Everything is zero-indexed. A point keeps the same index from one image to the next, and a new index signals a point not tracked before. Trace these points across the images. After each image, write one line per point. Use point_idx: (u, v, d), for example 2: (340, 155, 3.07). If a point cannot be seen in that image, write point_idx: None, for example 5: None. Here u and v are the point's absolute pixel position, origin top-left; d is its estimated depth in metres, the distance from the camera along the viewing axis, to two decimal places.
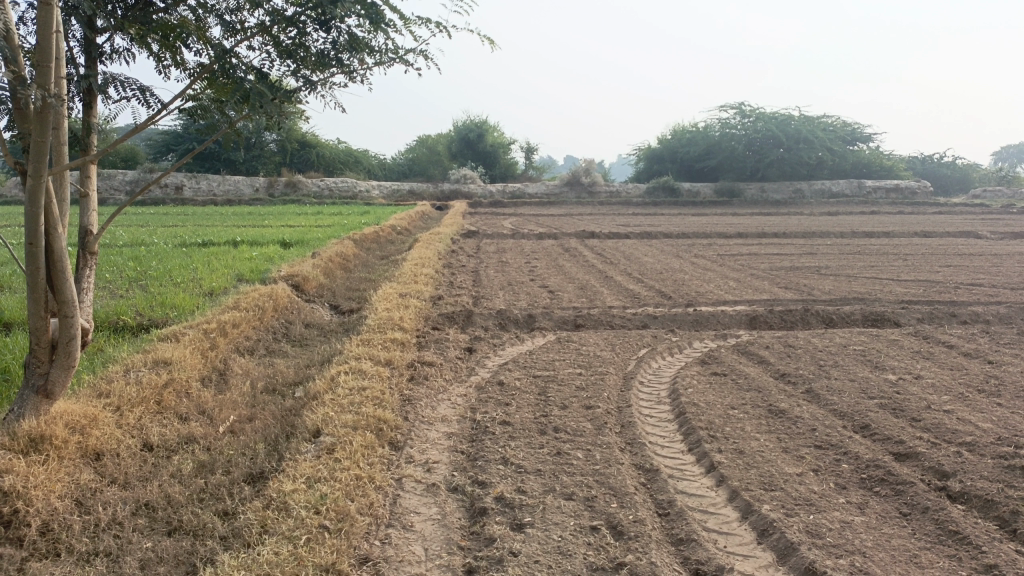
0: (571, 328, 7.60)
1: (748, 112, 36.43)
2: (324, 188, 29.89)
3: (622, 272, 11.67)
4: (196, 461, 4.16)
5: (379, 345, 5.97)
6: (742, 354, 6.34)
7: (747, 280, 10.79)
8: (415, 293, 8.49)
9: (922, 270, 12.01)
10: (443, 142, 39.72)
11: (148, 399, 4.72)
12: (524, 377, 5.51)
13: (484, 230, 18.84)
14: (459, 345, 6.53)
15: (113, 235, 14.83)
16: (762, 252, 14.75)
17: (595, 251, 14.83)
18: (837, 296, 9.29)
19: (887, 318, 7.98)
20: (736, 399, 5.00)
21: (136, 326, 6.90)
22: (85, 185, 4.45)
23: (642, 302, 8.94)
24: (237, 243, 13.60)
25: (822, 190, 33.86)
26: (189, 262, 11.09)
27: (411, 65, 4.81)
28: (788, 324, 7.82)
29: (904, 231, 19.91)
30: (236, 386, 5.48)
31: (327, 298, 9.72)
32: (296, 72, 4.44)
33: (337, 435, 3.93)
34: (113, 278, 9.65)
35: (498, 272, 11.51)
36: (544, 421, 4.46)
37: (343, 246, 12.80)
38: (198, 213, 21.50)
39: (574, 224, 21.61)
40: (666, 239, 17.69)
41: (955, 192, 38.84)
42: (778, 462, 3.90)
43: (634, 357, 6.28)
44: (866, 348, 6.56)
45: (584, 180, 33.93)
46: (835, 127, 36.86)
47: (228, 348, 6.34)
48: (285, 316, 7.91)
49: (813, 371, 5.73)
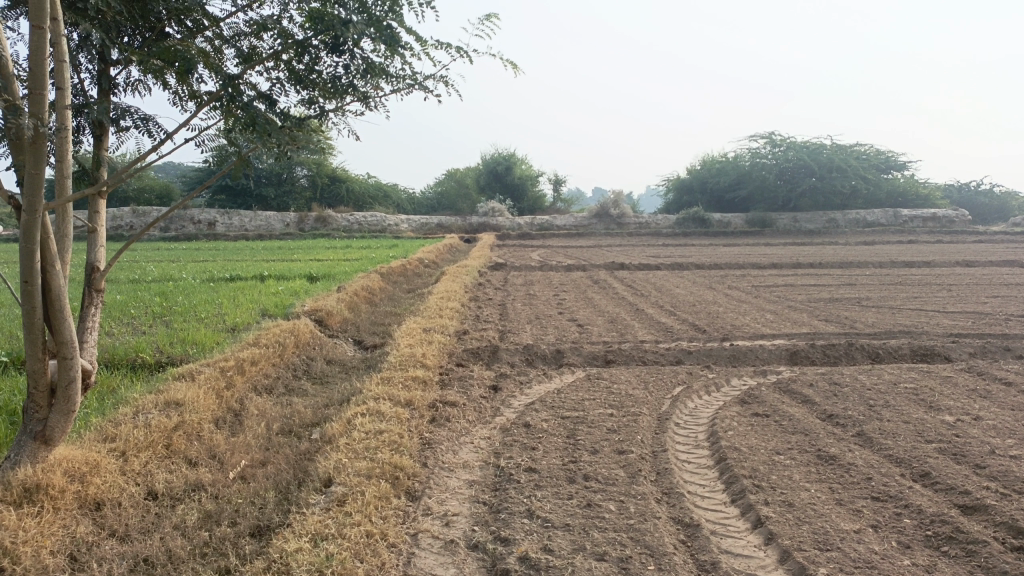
0: (601, 364, 7.28)
1: (778, 142, 36.08)
2: (354, 222, 30.02)
3: (654, 304, 11.34)
4: (201, 511, 3.92)
5: (399, 384, 5.71)
6: (785, 392, 5.97)
7: (784, 312, 10.39)
8: (439, 328, 8.24)
9: (969, 301, 11.49)
10: (471, 175, 39.88)
11: (156, 443, 4.49)
12: (552, 417, 5.20)
13: (512, 262, 18.63)
14: (485, 383, 6.24)
15: (143, 270, 14.89)
16: (798, 283, 14.32)
17: (626, 283, 14.51)
18: (881, 329, 8.85)
19: (937, 353, 7.53)
20: (780, 443, 4.63)
21: (154, 364, 6.74)
22: (93, 219, 4.34)
23: (675, 336, 8.59)
24: (264, 278, 13.51)
25: (857, 220, 33.18)
26: (215, 297, 10.99)
27: (430, 92, 4.64)
28: (831, 359, 7.42)
29: (944, 260, 19.30)
30: (250, 428, 5.24)
31: (351, 333, 9.52)
32: (309, 99, 4.27)
33: (349, 484, 3.66)
34: (138, 314, 9.56)
35: (526, 305, 11.25)
36: (573, 468, 4.13)
37: (369, 280, 12.65)
38: (229, 248, 21.65)
39: (603, 255, 21.32)
40: (698, 270, 17.31)
41: (994, 220, 37.92)
42: (832, 517, 3.53)
43: (669, 395, 5.93)
44: (918, 386, 6.14)
45: (613, 212, 33.70)
46: (868, 156, 36.29)
47: (245, 387, 6.13)
48: (306, 352, 7.70)
49: (863, 412, 5.33)
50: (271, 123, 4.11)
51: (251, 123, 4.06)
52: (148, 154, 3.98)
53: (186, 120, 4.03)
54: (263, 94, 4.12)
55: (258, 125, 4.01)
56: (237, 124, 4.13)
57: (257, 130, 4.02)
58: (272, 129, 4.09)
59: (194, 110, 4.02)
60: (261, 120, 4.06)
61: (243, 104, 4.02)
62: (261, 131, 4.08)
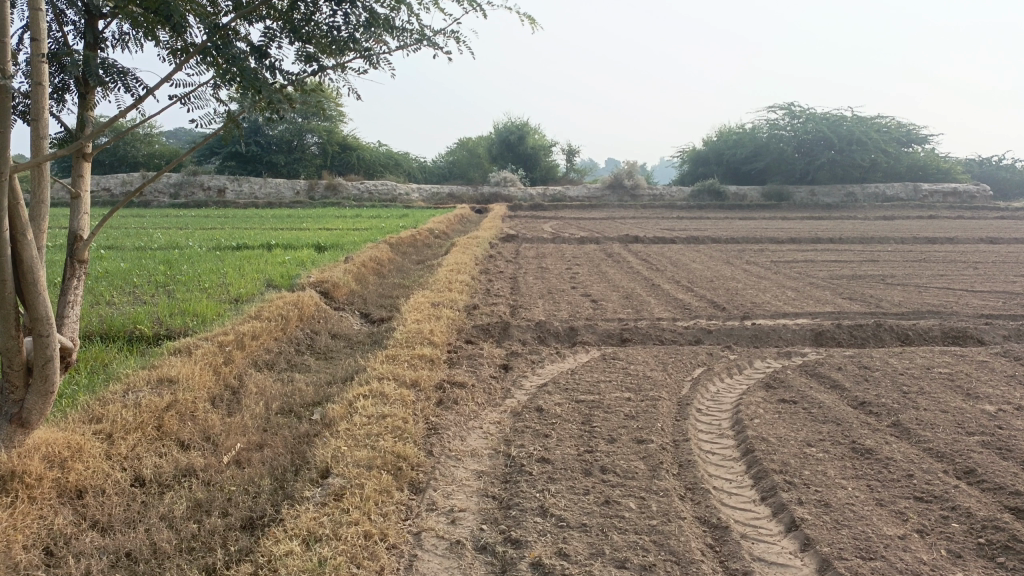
0: (617, 343, 6.96)
1: (797, 113, 35.32)
2: (364, 191, 29.65)
3: (670, 280, 10.98)
4: (191, 499, 3.67)
5: (405, 362, 5.42)
6: (812, 377, 5.65)
7: (806, 289, 10.01)
8: (448, 303, 7.93)
9: (996, 280, 11.07)
10: (483, 144, 39.34)
11: (146, 424, 4.25)
12: (567, 401, 4.89)
13: (523, 234, 18.27)
14: (494, 363, 5.94)
15: (150, 237, 14.64)
16: (819, 258, 13.91)
17: (641, 256, 14.14)
18: (909, 309, 8.48)
19: (969, 335, 7.16)
20: (811, 434, 4.31)
21: (152, 337, 6.48)
22: (76, 185, 4.06)
23: (693, 313, 8.26)
24: (272, 247, 13.22)
25: (876, 193, 32.50)
26: (220, 266, 10.73)
27: (441, 48, 4.31)
28: (858, 340, 7.07)
29: (968, 237, 18.79)
30: (247, 408, 4.97)
31: (357, 305, 9.24)
32: (307, 56, 3.92)
33: (348, 475, 3.39)
34: (139, 283, 9.29)
35: (538, 279, 10.92)
36: (590, 459, 3.84)
37: (378, 250, 12.34)
38: (238, 215, 21.35)
39: (617, 228, 20.93)
40: (714, 244, 16.89)
41: (1015, 196, 37.16)
42: (875, 521, 3.22)
43: (689, 378, 5.62)
44: (953, 372, 5.79)
45: (626, 184, 33.15)
46: (889, 128, 35.46)
47: (244, 363, 5.85)
48: (311, 325, 7.42)
49: (897, 400, 5.00)
50: (263, 79, 3.75)
51: (240, 78, 3.70)
52: (128, 111, 3.64)
53: (169, 75, 3.66)
54: (254, 47, 3.76)
55: (248, 81, 3.64)
56: (225, 82, 3.76)
57: (247, 87, 3.65)
58: (263, 85, 3.73)
59: (177, 64, 3.66)
60: (250, 73, 3.69)
61: (230, 56, 3.64)
62: (252, 89, 3.71)
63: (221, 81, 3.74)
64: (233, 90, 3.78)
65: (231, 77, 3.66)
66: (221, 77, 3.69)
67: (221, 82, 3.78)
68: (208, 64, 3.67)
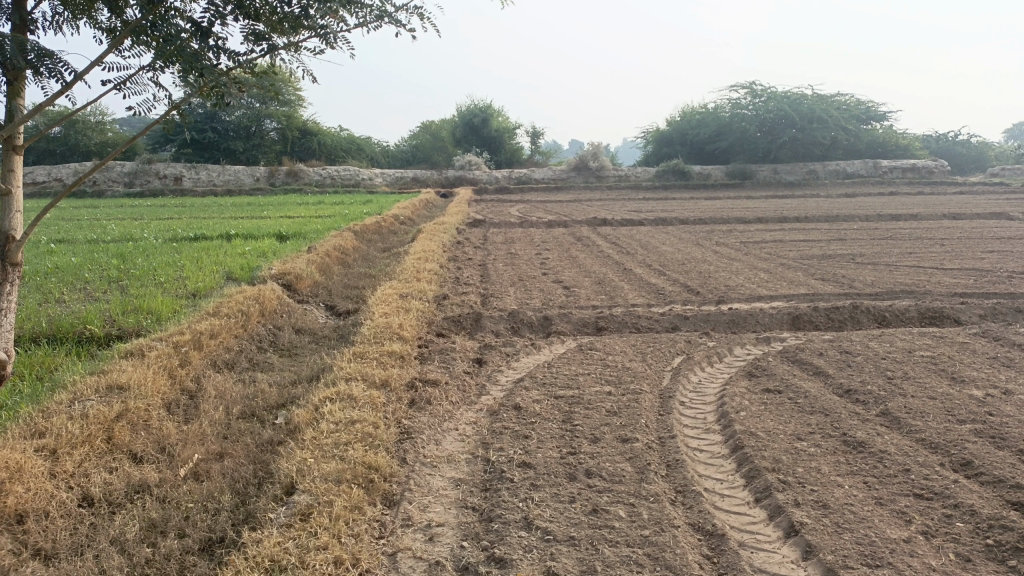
0: (593, 332, 6.76)
1: (759, 93, 35.47)
2: (327, 176, 29.06)
3: (642, 263, 10.81)
4: (144, 518, 3.38)
5: (374, 360, 5.15)
6: (795, 364, 5.51)
7: (779, 271, 9.92)
8: (417, 294, 7.65)
9: (964, 256, 11.11)
10: (447, 127, 38.87)
11: (93, 437, 3.94)
12: (545, 398, 4.67)
13: (490, 219, 17.98)
14: (468, 358, 5.70)
15: (104, 229, 14.09)
16: (787, 238, 13.88)
17: (611, 240, 13.97)
18: (882, 289, 8.42)
19: (946, 315, 7.10)
20: (800, 427, 4.15)
21: (103, 337, 6.12)
22: (8, 178, 3.70)
23: (668, 299, 8.09)
24: (231, 237, 12.78)
25: (838, 171, 32.82)
26: (177, 258, 10.29)
27: (403, 25, 4.02)
28: (836, 323, 6.96)
29: (930, 213, 18.97)
30: (206, 413, 4.67)
31: (322, 298, 8.91)
32: (255, 35, 3.60)
33: (315, 491, 3.13)
34: (91, 278, 8.84)
35: (507, 265, 10.68)
36: (574, 462, 3.63)
37: (342, 239, 12.00)
38: (197, 205, 20.75)
39: (584, 210, 20.75)
40: (682, 226, 16.81)
41: (971, 171, 37.88)
42: (877, 523, 3.06)
43: (669, 368, 5.44)
44: (935, 355, 5.70)
45: (592, 165, 32.99)
46: (849, 106, 35.79)
47: (202, 364, 5.52)
48: (273, 320, 7.10)
49: (883, 387, 4.88)
50: (206, 61, 3.41)
51: (181, 59, 3.36)
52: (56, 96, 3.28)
53: (101, 57, 3.30)
54: (195, 23, 3.41)
55: (188, 63, 3.30)
56: (165, 64, 3.42)
57: (187, 69, 3.31)
58: (207, 68, 3.40)
59: (109, 45, 3.30)
60: (193, 52, 3.35)
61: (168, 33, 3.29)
62: (193, 71, 3.38)
63: (159, 64, 3.40)
64: (174, 72, 3.44)
65: (171, 58, 3.32)
66: (159, 59, 3.35)
67: (160, 64, 3.44)
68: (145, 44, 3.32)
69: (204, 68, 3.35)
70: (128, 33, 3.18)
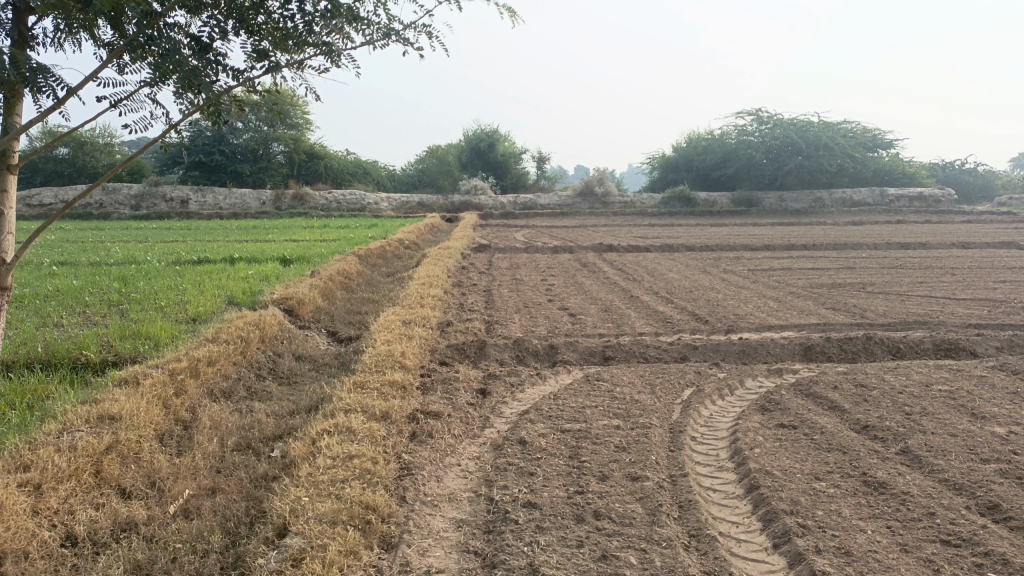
0: (600, 362, 6.59)
1: (765, 120, 35.50)
2: (333, 200, 29.04)
3: (649, 291, 10.65)
4: (129, 560, 3.21)
5: (374, 390, 5.00)
6: (809, 397, 5.33)
7: (788, 300, 9.76)
8: (420, 321, 7.49)
9: (976, 286, 10.94)
10: (453, 152, 38.96)
11: (81, 472, 3.78)
12: (551, 432, 4.50)
13: (495, 244, 17.88)
14: (471, 388, 5.53)
15: (108, 251, 14.02)
16: (796, 266, 13.74)
17: (617, 266, 13.84)
18: (895, 319, 8.25)
19: (962, 347, 6.92)
20: (817, 466, 3.98)
21: (100, 364, 5.98)
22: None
23: (677, 327, 7.94)
24: (235, 261, 12.68)
25: (844, 198, 32.73)
26: (179, 282, 10.18)
27: (411, 44, 3.93)
28: (849, 355, 6.79)
29: (939, 242, 18.81)
30: (200, 446, 4.51)
31: (324, 323, 8.78)
32: (258, 51, 3.51)
33: (308, 534, 2.97)
34: (91, 302, 8.73)
35: (513, 291, 10.55)
36: (581, 502, 3.46)
37: (346, 263, 11.90)
38: (202, 227, 20.76)
39: (590, 236, 20.67)
40: (689, 252, 16.68)
41: (978, 200, 37.79)
42: (904, 573, 2.88)
43: (679, 401, 5.27)
44: (954, 389, 5.51)
45: (597, 191, 32.96)
46: (855, 134, 35.78)
47: (198, 393, 5.37)
48: (273, 347, 6.95)
49: (901, 423, 4.70)
50: (205, 77, 3.31)
51: (179, 75, 3.24)
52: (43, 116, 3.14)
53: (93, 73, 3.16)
54: (195, 38, 3.32)
55: (185, 78, 3.19)
56: (162, 81, 3.30)
57: (184, 85, 3.20)
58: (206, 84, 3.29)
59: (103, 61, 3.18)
60: (191, 67, 3.24)
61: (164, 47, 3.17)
62: (191, 88, 3.27)
63: (157, 80, 3.30)
64: (172, 90, 3.33)
65: (168, 74, 3.21)
66: (157, 75, 3.23)
67: (157, 81, 3.32)
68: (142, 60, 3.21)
69: (202, 84, 3.24)
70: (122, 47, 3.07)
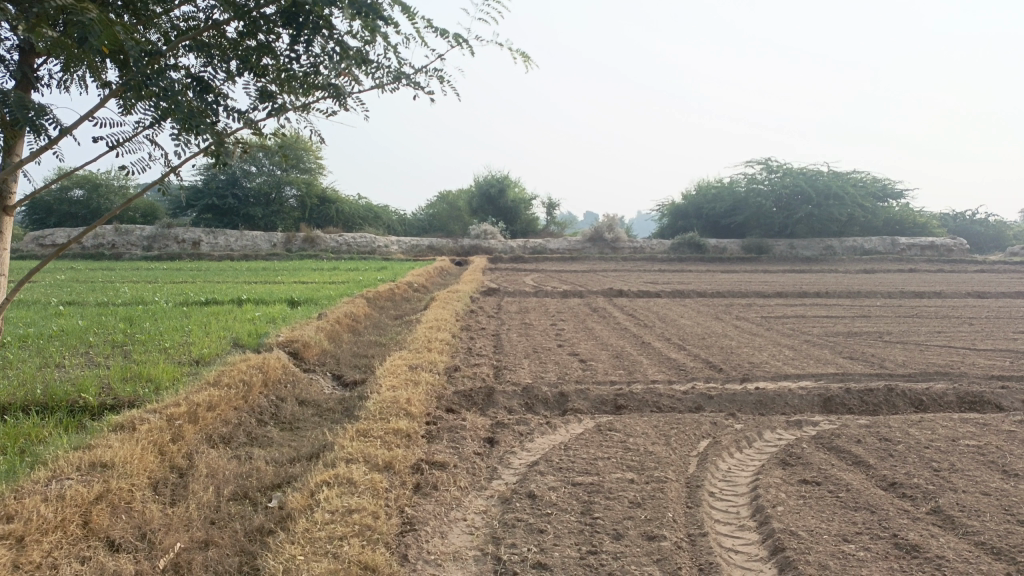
0: (611, 411, 6.38)
1: (774, 168, 35.57)
2: (343, 244, 29.06)
3: (661, 337, 10.46)
4: None
5: (378, 438, 4.81)
6: (831, 451, 5.10)
7: (804, 348, 9.54)
8: (427, 366, 7.31)
9: (996, 337, 10.70)
10: (464, 196, 39.16)
11: (68, 522, 3.60)
12: (562, 485, 4.29)
13: (504, 288, 17.76)
14: (478, 437, 5.33)
15: (117, 292, 13.96)
16: (810, 314, 13.53)
17: (628, 312, 13.65)
18: (915, 370, 8.01)
19: (987, 400, 6.68)
20: (845, 526, 3.75)
21: (98, 407, 5.83)
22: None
23: (690, 375, 7.73)
24: (242, 302, 12.59)
25: (855, 247, 32.58)
26: (186, 323, 10.07)
27: (421, 87, 3.85)
28: (870, 407, 6.56)
29: (954, 290, 18.57)
30: (195, 495, 4.33)
31: (330, 367, 8.62)
32: (263, 92, 3.42)
33: None
34: (94, 343, 8.61)
35: (522, 337, 10.37)
36: (594, 564, 3.25)
37: (353, 306, 11.78)
38: (212, 269, 20.76)
39: (600, 281, 20.55)
40: (700, 299, 16.49)
41: (990, 249, 37.59)
42: None
43: (695, 454, 5.05)
44: (984, 444, 5.27)
45: (607, 236, 32.85)
46: (865, 182, 35.78)
47: (196, 439, 5.20)
48: (276, 391, 6.79)
49: (931, 480, 4.47)
50: (206, 120, 3.22)
51: (178, 115, 3.05)
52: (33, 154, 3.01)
53: (90, 112, 3.03)
54: (197, 78, 3.23)
55: (184, 119, 3.04)
56: (162, 122, 3.13)
57: (183, 126, 3.05)
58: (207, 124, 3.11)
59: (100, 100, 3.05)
60: (191, 106, 3.09)
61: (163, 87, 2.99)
62: (191, 131, 3.17)
63: (157, 122, 3.16)
64: (172, 131, 3.17)
65: (166, 113, 3.04)
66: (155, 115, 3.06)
67: (157, 122, 3.18)
68: (138, 100, 3.02)
69: (202, 126, 3.11)
70: (120, 87, 2.98)
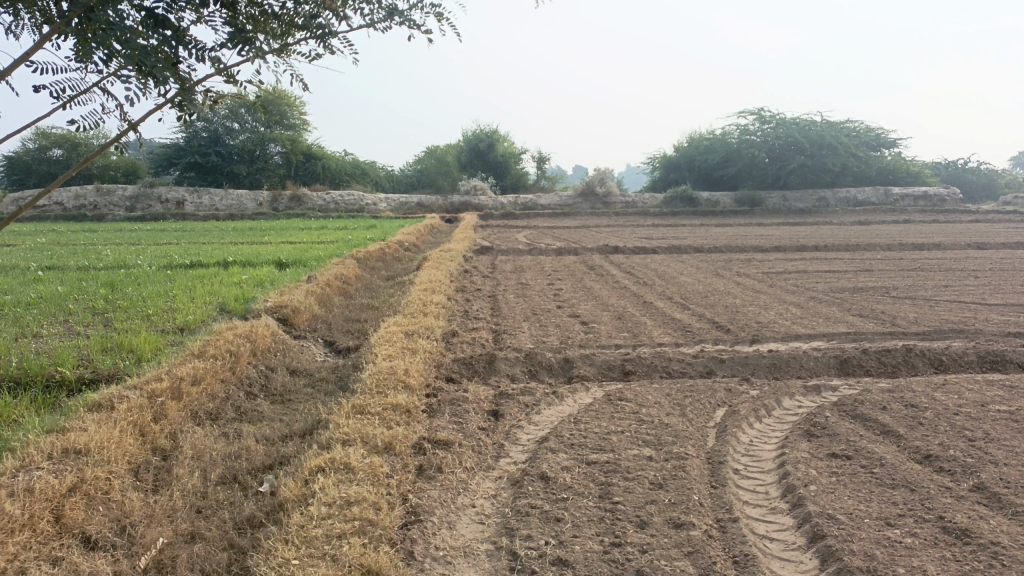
0: (619, 378, 6.07)
1: (768, 119, 34.94)
2: (330, 201, 28.46)
3: (662, 296, 10.14)
4: None
5: (376, 415, 4.48)
6: (857, 420, 4.82)
7: (811, 306, 9.24)
8: (424, 332, 6.96)
9: (1004, 290, 10.42)
10: (452, 151, 38.41)
11: (37, 519, 3.25)
12: (576, 464, 3.99)
13: (497, 245, 17.36)
14: (482, 410, 5.02)
15: (98, 255, 13.47)
16: (811, 268, 13.23)
17: (625, 269, 13.31)
18: (929, 327, 7.72)
19: (1008, 359, 6.41)
20: (886, 507, 3.47)
21: (76, 382, 5.46)
22: None
23: (697, 337, 7.42)
24: (229, 264, 12.17)
25: (848, 199, 32.25)
26: (170, 287, 9.64)
27: (418, 26, 3.42)
28: (889, 369, 6.28)
29: (953, 242, 18.26)
30: (181, 481, 4.00)
31: (321, 332, 8.27)
32: (235, 30, 2.98)
33: None
34: (73, 310, 8.19)
35: (519, 297, 10.03)
36: (622, 558, 2.96)
37: (344, 267, 11.38)
38: (196, 229, 20.21)
39: (594, 237, 20.19)
40: (697, 254, 16.15)
41: (983, 199, 37.34)
42: None
43: (714, 425, 4.75)
44: (1016, 410, 5.00)
45: (598, 191, 32.35)
46: (860, 133, 35.26)
47: (180, 417, 4.85)
48: (265, 361, 6.44)
49: (967, 452, 4.18)
50: (169, 63, 2.77)
51: (132, 56, 2.63)
52: None
53: (26, 55, 2.57)
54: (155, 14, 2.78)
55: (138, 58, 2.61)
56: (113, 64, 2.70)
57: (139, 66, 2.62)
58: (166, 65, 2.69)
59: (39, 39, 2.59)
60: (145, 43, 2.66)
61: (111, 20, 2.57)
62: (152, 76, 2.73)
63: (109, 65, 2.72)
64: (126, 75, 2.73)
65: (118, 54, 2.61)
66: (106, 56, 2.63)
67: (109, 64, 2.74)
68: (86, 39, 2.59)
69: (160, 67, 2.67)
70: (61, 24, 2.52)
